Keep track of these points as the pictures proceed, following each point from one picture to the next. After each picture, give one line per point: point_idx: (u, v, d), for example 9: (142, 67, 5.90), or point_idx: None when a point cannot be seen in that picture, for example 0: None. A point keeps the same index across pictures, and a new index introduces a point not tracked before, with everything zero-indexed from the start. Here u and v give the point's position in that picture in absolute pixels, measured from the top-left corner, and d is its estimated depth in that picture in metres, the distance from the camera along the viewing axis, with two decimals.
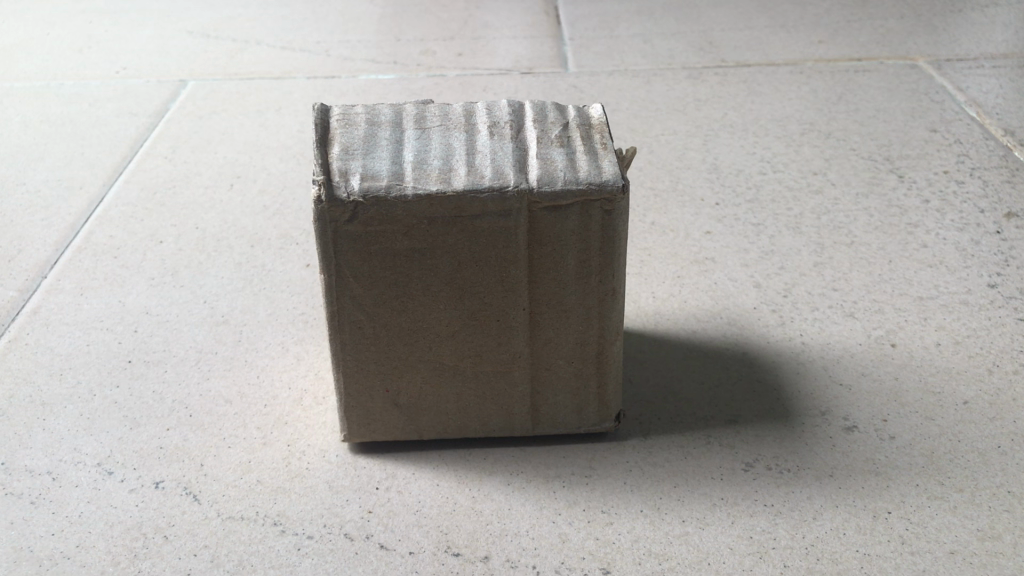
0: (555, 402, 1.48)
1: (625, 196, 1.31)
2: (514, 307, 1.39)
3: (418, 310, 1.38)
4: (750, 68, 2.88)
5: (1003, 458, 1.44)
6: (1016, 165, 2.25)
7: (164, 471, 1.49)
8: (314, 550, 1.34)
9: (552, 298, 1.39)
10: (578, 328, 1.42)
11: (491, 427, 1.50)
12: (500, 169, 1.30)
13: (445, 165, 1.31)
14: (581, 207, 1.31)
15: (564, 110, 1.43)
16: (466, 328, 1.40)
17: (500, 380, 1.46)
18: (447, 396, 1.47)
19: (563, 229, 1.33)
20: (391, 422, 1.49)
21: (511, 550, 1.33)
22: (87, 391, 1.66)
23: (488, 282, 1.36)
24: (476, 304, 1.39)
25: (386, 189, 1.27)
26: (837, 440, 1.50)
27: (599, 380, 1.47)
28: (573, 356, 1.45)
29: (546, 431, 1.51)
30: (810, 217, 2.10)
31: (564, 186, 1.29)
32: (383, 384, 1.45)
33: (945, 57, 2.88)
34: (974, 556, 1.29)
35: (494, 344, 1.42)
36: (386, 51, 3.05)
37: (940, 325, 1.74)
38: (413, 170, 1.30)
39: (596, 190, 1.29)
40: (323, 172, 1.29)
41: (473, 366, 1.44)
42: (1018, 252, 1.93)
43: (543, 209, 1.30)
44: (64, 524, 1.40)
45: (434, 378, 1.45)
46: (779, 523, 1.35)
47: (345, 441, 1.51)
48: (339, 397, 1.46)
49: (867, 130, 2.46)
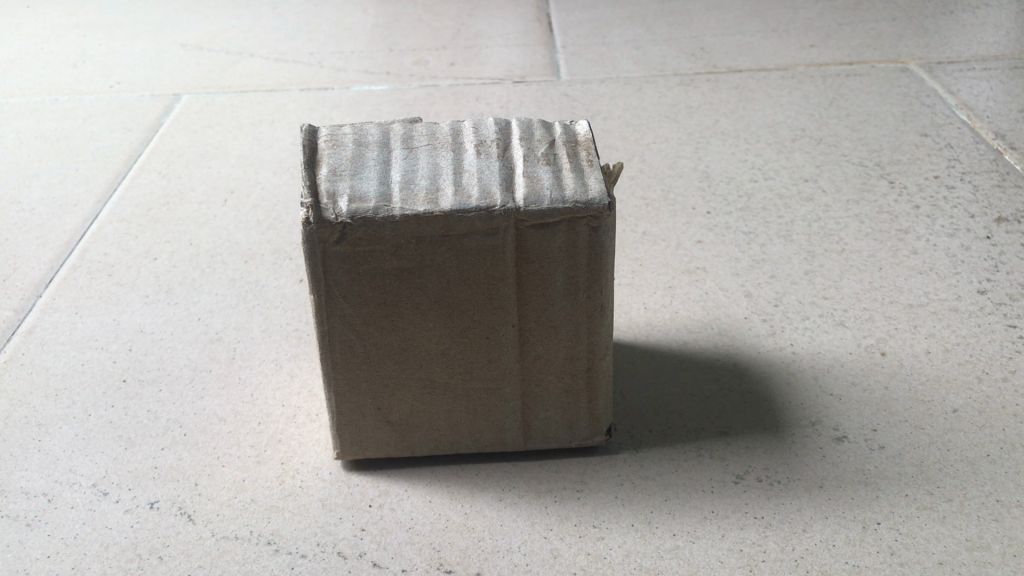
0: (546, 418, 1.49)
1: (611, 213, 1.32)
2: (503, 324, 1.40)
3: (408, 328, 1.39)
4: (742, 73, 2.89)
5: (991, 467, 1.45)
6: (1006, 170, 2.26)
7: (158, 492, 1.50)
8: (307, 568, 1.35)
9: (541, 314, 1.40)
10: (568, 344, 1.43)
11: (483, 442, 1.51)
12: (487, 189, 1.31)
13: (432, 185, 1.31)
14: (568, 224, 1.32)
15: (550, 128, 1.44)
16: (457, 346, 1.41)
17: (491, 397, 1.47)
18: (439, 413, 1.48)
19: (551, 246, 1.33)
20: (383, 438, 1.49)
21: (503, 566, 1.34)
22: (83, 411, 1.67)
23: (477, 300, 1.37)
24: (467, 322, 1.39)
25: (373, 210, 1.28)
26: (827, 451, 1.50)
27: (589, 394, 1.48)
28: (563, 371, 1.45)
29: (538, 446, 1.52)
30: (800, 224, 2.11)
31: (550, 205, 1.30)
32: (374, 402, 1.46)
33: (937, 60, 2.89)
34: (963, 566, 1.30)
35: (485, 360, 1.43)
36: (380, 62, 3.07)
37: (930, 332, 1.75)
38: (400, 190, 1.30)
39: (582, 208, 1.30)
40: (311, 193, 1.29)
41: (464, 383, 1.45)
42: (1007, 257, 1.94)
43: (530, 227, 1.31)
44: (59, 546, 1.41)
45: (426, 396, 1.46)
46: (769, 536, 1.36)
47: (338, 458, 1.52)
48: (330, 415, 1.47)
49: (858, 135, 2.47)
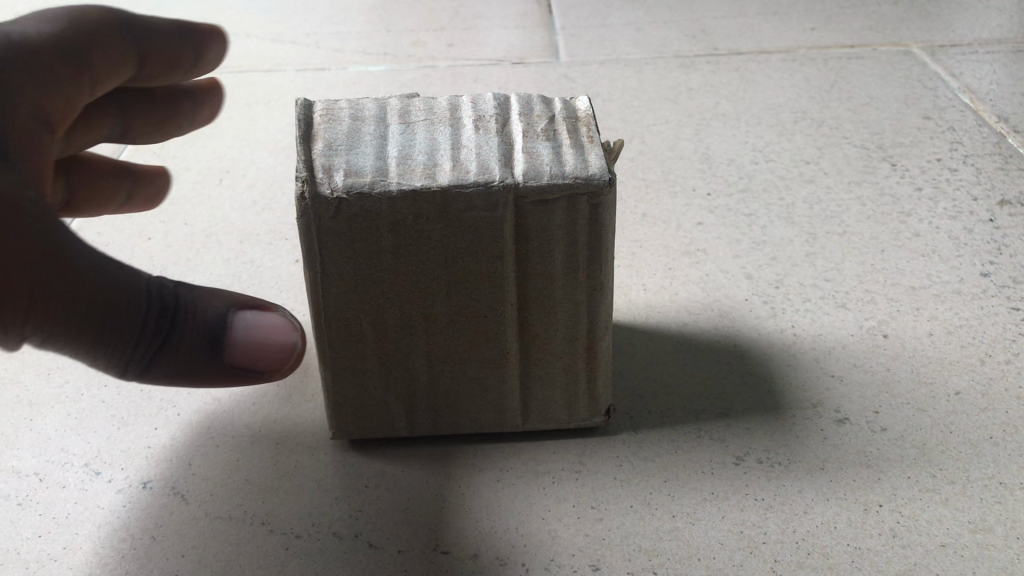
0: (545, 398, 1.47)
1: (612, 189, 1.30)
2: (502, 303, 1.37)
3: (406, 308, 1.37)
4: (742, 56, 2.86)
5: (994, 449, 1.44)
6: (1009, 153, 2.23)
7: (151, 471, 1.48)
8: (301, 549, 1.33)
9: (541, 292, 1.37)
10: (567, 323, 1.41)
11: (482, 423, 1.49)
12: (486, 164, 1.29)
13: (430, 160, 1.29)
14: (568, 201, 1.29)
15: (550, 103, 1.41)
16: (455, 325, 1.39)
17: (490, 376, 1.44)
18: (437, 392, 1.46)
19: (550, 223, 1.31)
20: (379, 419, 1.48)
21: (500, 547, 1.32)
22: (75, 391, 1.65)
23: (476, 279, 1.35)
24: (465, 301, 1.37)
25: (369, 185, 1.25)
26: (829, 432, 1.49)
27: (589, 374, 1.46)
28: (562, 351, 1.44)
29: (537, 427, 1.50)
30: (801, 207, 2.08)
31: (551, 180, 1.27)
32: (371, 382, 1.44)
33: (939, 43, 2.86)
34: (965, 549, 1.28)
35: (484, 339, 1.41)
36: (377, 42, 3.03)
37: (932, 315, 1.73)
38: (396, 165, 1.28)
39: (583, 184, 1.28)
40: (306, 167, 1.27)
41: (462, 362, 1.43)
42: (1010, 240, 1.92)
43: (529, 203, 1.29)
44: (50, 526, 1.39)
45: (424, 376, 1.44)
46: (769, 517, 1.34)
47: (334, 438, 1.50)
48: (326, 395, 1.45)
49: (860, 118, 2.44)
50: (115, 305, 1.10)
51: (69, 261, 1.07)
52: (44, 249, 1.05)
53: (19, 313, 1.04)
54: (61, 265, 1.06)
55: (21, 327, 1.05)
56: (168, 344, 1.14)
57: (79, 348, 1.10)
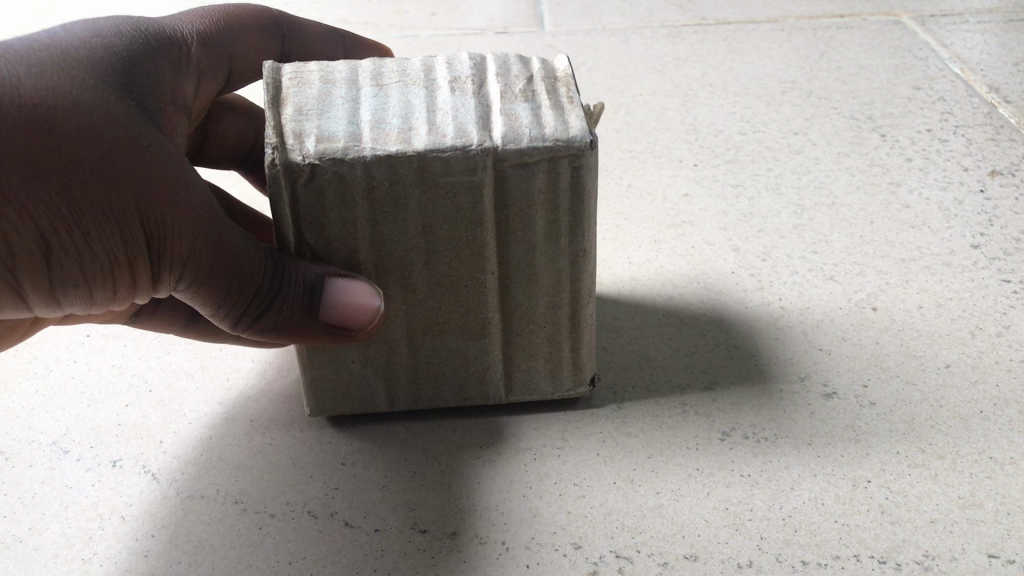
0: (528, 368, 1.44)
1: (594, 151, 1.25)
2: (481, 271, 1.33)
3: (384, 278, 1.32)
4: (730, 25, 2.81)
5: (984, 424, 1.41)
6: (1000, 123, 2.19)
7: (121, 450, 1.43)
8: (275, 529, 1.30)
9: (522, 260, 1.33)
10: (549, 291, 1.37)
11: (463, 393, 1.45)
12: (463, 127, 1.23)
13: (405, 124, 1.23)
14: (549, 164, 1.24)
15: (528, 62, 1.35)
16: (434, 294, 1.35)
17: (471, 347, 1.40)
18: (418, 363, 1.41)
19: (531, 188, 1.26)
20: (358, 393, 1.43)
21: (479, 526, 1.29)
22: (43, 366, 1.61)
23: (456, 246, 1.30)
24: (444, 270, 1.32)
25: (343, 151, 1.20)
26: (817, 407, 1.46)
27: (572, 343, 1.43)
28: (544, 319, 1.40)
29: (519, 399, 1.47)
30: (790, 178, 2.05)
31: (530, 143, 1.23)
32: (349, 355, 1.39)
33: (929, 13, 2.81)
34: (954, 525, 1.25)
35: (464, 310, 1.37)
36: (358, 11, 2.97)
37: (922, 287, 1.69)
38: (370, 129, 1.22)
39: (563, 146, 1.23)
40: (275, 134, 1.21)
41: (442, 334, 1.39)
42: (1002, 211, 1.88)
43: (509, 167, 1.24)
44: (16, 507, 1.34)
45: (403, 348, 1.40)
46: (756, 494, 1.31)
47: (310, 414, 1.45)
48: (302, 370, 1.40)
49: (849, 88, 2.40)
50: (234, 258, 1.23)
51: (211, 212, 1.22)
52: (198, 197, 1.21)
53: (175, 257, 1.21)
54: (205, 211, 1.21)
55: (177, 267, 1.22)
56: (270, 303, 1.25)
57: (207, 296, 1.26)
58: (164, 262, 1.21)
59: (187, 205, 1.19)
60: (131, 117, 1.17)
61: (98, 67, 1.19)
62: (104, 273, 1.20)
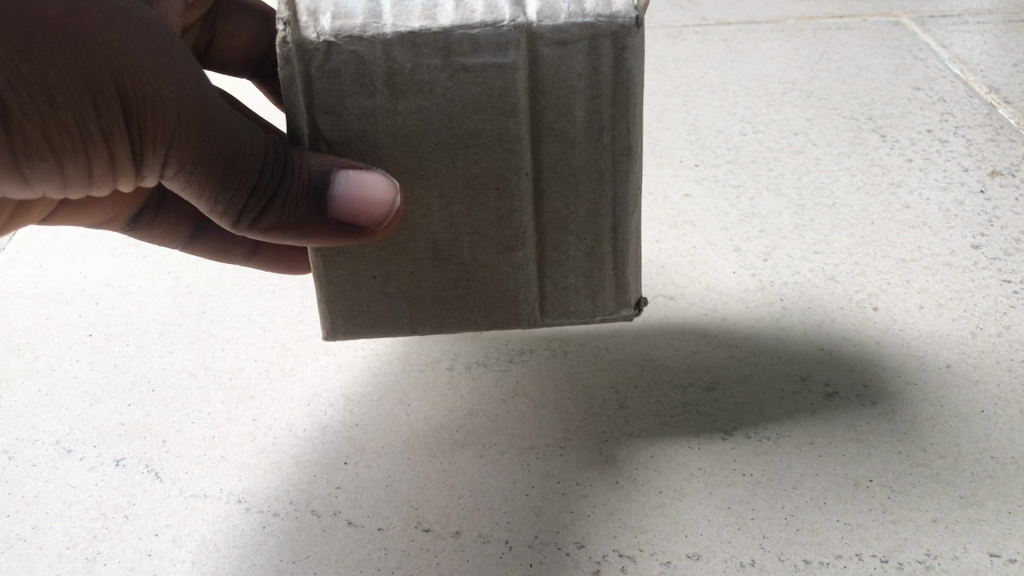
0: (564, 286, 1.31)
1: (639, 32, 1.14)
2: (512, 170, 1.21)
3: (408, 176, 1.21)
4: (731, 26, 2.82)
5: (986, 423, 1.41)
6: (1000, 123, 2.20)
7: (124, 449, 1.44)
8: (279, 528, 1.30)
9: (558, 160, 1.21)
10: (588, 198, 1.24)
11: (493, 317, 1.33)
12: (494, 3, 1.13)
13: (429, 3, 1.13)
14: (588, 45, 1.13)
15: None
16: (465, 199, 1.23)
17: (502, 262, 1.28)
18: (445, 281, 1.30)
19: (567, 71, 1.15)
20: (380, 311, 1.32)
21: (482, 525, 1.29)
22: (46, 366, 1.61)
23: (487, 143, 1.19)
24: (473, 168, 1.20)
25: (360, 30, 1.11)
26: (818, 407, 1.46)
27: (610, 258, 1.30)
28: (583, 231, 1.27)
29: (556, 321, 1.35)
30: (791, 178, 2.05)
31: (567, 18, 1.12)
32: (370, 268, 1.29)
33: (929, 14, 2.82)
34: (956, 524, 1.26)
35: (495, 217, 1.25)
36: None
37: (923, 287, 1.70)
38: (391, 8, 1.12)
39: (604, 23, 1.12)
40: (288, 8, 1.13)
41: (472, 245, 1.27)
42: (1002, 211, 1.88)
43: (544, 46, 1.13)
44: (20, 506, 1.35)
45: (430, 260, 1.28)
46: (758, 493, 1.32)
47: (330, 337, 1.34)
48: (319, 284, 1.30)
49: (850, 89, 2.40)
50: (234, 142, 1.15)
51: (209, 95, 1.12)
52: (194, 77, 1.10)
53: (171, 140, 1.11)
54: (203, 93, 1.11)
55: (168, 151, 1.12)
56: (272, 199, 1.18)
57: (200, 187, 1.16)
58: (148, 142, 1.09)
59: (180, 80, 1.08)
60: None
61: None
62: (75, 148, 1.07)
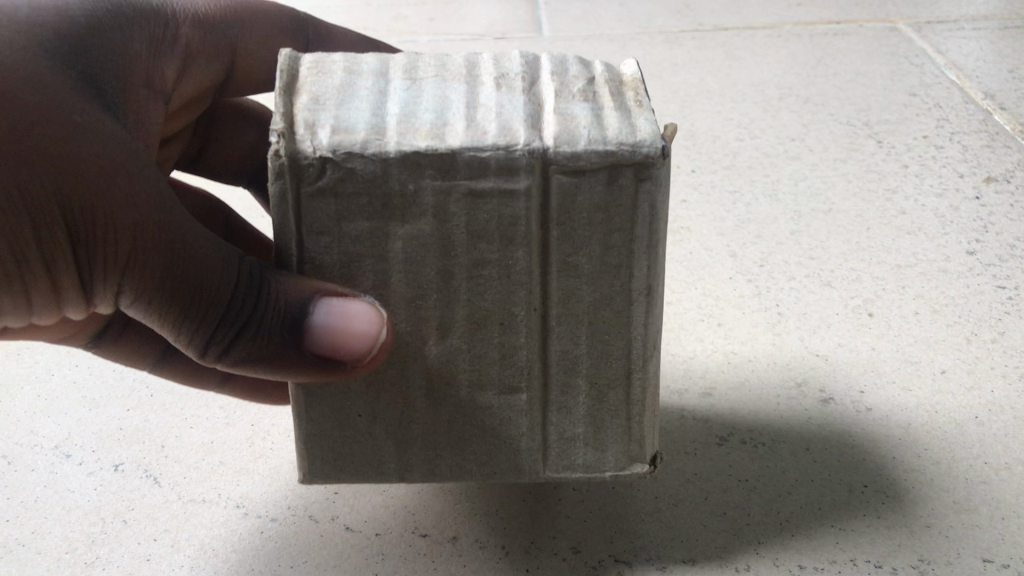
0: (571, 435, 1.12)
1: (665, 162, 0.99)
2: (520, 305, 1.04)
3: (403, 310, 1.04)
4: (728, 32, 2.83)
5: (980, 430, 1.41)
6: (996, 129, 2.20)
7: (123, 454, 1.44)
8: (277, 533, 1.31)
9: (571, 297, 1.04)
10: (603, 341, 1.07)
11: (492, 467, 1.13)
12: (509, 125, 0.98)
13: (439, 119, 0.98)
14: (609, 174, 0.98)
15: (589, 65, 1.09)
16: (466, 335, 1.05)
17: (504, 407, 1.09)
18: (438, 423, 1.10)
19: (584, 202, 0.99)
20: (365, 454, 1.12)
21: (479, 530, 1.30)
22: (45, 371, 1.62)
23: (491, 275, 1.02)
24: (476, 303, 1.04)
25: (362, 146, 0.95)
26: (814, 413, 1.47)
27: (626, 410, 1.11)
28: (595, 378, 1.09)
29: (560, 475, 1.14)
30: (787, 184, 2.06)
31: (587, 146, 0.97)
32: (355, 406, 1.09)
33: (925, 20, 2.83)
34: (950, 529, 1.26)
35: (498, 357, 1.06)
36: (357, 16, 2.98)
37: (918, 293, 1.70)
38: (398, 124, 0.97)
39: (627, 153, 0.97)
40: (283, 120, 0.96)
41: (472, 387, 1.08)
42: (997, 218, 1.89)
43: (557, 174, 0.98)
44: (19, 510, 1.35)
45: (422, 400, 1.09)
46: (754, 499, 1.33)
47: (303, 478, 1.13)
48: (295, 422, 1.10)
49: (846, 95, 2.41)
50: (199, 263, 1.02)
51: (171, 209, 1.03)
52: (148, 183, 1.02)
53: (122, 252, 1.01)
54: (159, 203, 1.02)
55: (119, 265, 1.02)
56: (245, 326, 1.04)
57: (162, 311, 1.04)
58: (104, 266, 1.03)
59: (130, 194, 1.01)
60: (77, 95, 1.03)
61: (45, 33, 1.05)
62: (44, 278, 1.05)
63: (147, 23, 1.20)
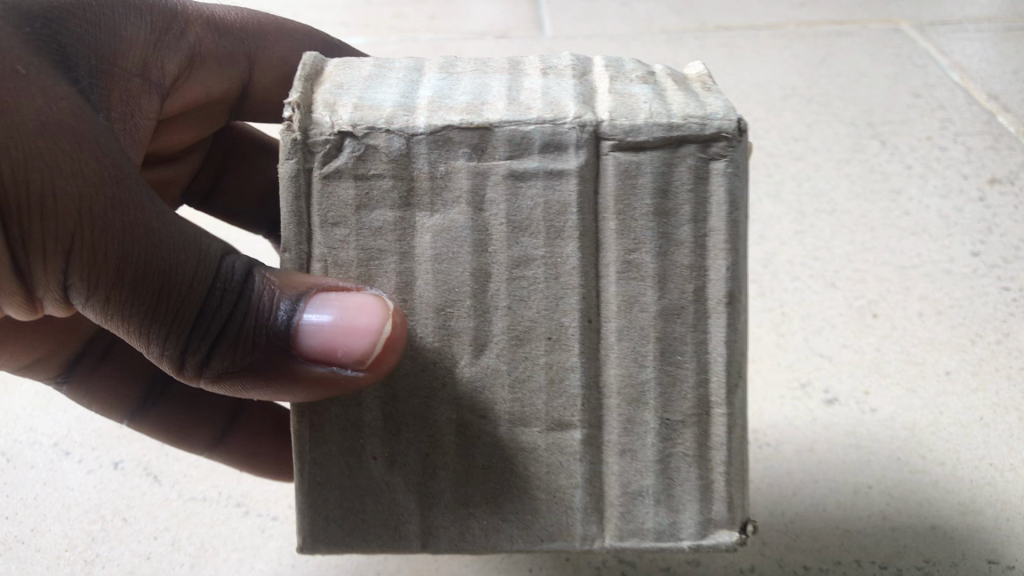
0: (636, 489, 1.00)
1: (743, 141, 0.95)
2: (568, 316, 0.98)
3: (432, 320, 0.98)
4: (731, 32, 2.82)
5: (986, 431, 1.40)
6: (1000, 130, 2.19)
7: (123, 452, 1.43)
8: (278, 531, 1.30)
9: (628, 306, 0.97)
10: (673, 364, 0.98)
11: (537, 532, 1.01)
12: (555, 101, 0.97)
13: (476, 99, 0.97)
14: (673, 152, 0.94)
15: (647, 64, 1.07)
16: (506, 356, 0.99)
17: (547, 452, 1.00)
18: (468, 472, 1.01)
19: (648, 184, 0.95)
20: (378, 514, 1.01)
21: None
22: None
23: (535, 274, 0.97)
24: (517, 313, 0.98)
25: (386, 120, 0.94)
26: (818, 413, 1.47)
27: (705, 456, 1.00)
28: (666, 409, 0.99)
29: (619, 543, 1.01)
30: (791, 184, 2.05)
31: (648, 121, 0.94)
32: (371, 449, 1.00)
33: (929, 21, 2.82)
34: (955, 531, 1.26)
35: (544, 381, 0.99)
36: (358, 13, 2.97)
37: (922, 293, 1.69)
38: (427, 103, 0.97)
39: (697, 129, 0.94)
40: (301, 98, 0.96)
41: (506, 421, 1.00)
42: (1001, 219, 1.88)
43: (616, 151, 0.95)
44: (18, 507, 1.33)
45: (451, 440, 1.00)
46: (758, 500, 1.33)
47: (302, 547, 1.01)
48: (297, 472, 1.01)
49: (849, 96, 2.41)
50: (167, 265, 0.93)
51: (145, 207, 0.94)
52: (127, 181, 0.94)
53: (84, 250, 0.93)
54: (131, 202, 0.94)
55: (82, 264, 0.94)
56: (221, 332, 0.96)
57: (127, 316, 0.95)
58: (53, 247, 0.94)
59: (90, 173, 0.92)
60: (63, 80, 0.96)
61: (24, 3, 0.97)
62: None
63: (145, 12, 1.17)
